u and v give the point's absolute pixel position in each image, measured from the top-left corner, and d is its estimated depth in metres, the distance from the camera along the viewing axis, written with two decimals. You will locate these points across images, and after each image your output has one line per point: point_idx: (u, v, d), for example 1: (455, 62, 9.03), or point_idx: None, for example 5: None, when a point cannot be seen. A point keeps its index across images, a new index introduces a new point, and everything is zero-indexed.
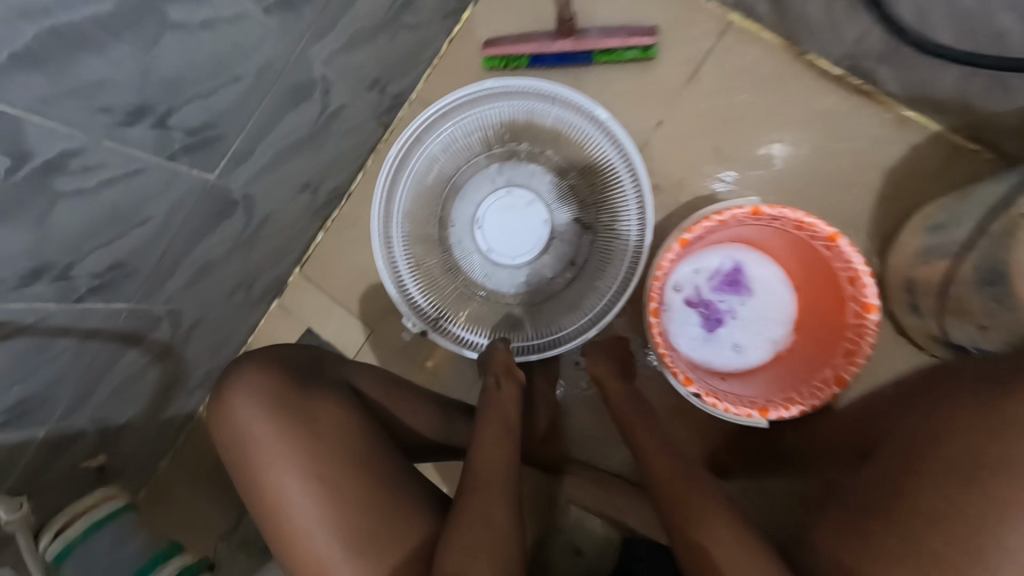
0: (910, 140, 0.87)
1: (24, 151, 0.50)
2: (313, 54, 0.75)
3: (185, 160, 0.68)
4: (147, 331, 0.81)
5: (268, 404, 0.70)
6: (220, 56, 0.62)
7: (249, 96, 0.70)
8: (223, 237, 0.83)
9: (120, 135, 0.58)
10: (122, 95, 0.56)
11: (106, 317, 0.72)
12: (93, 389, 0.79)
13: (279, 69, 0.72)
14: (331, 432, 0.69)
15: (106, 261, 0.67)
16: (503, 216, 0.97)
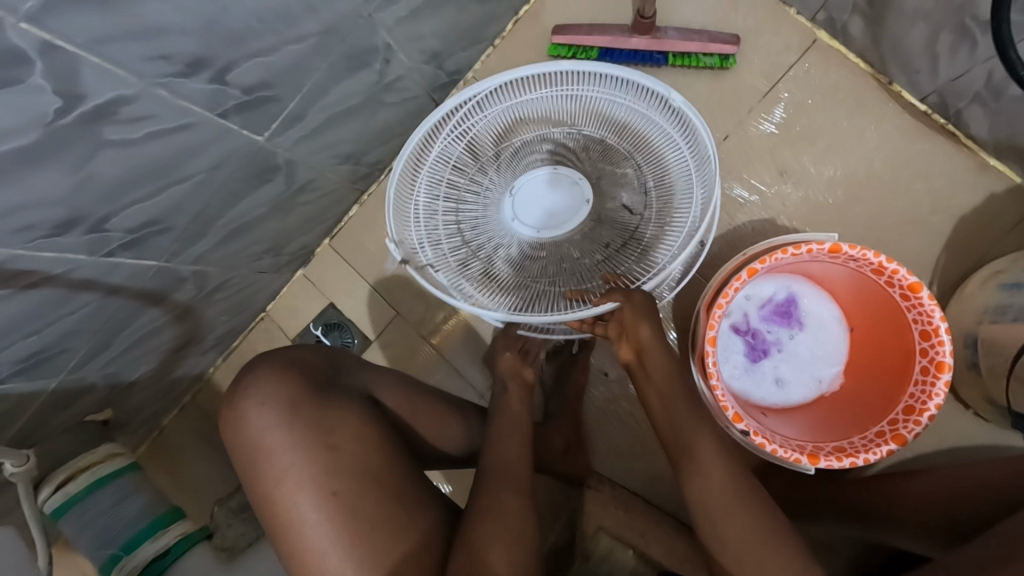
0: (988, 188, 0.83)
1: (74, 93, 0.46)
2: (379, 20, 0.71)
3: (236, 119, 0.63)
4: (171, 291, 0.77)
5: (285, 414, 0.64)
6: (290, 12, 0.58)
7: (311, 57, 0.65)
8: (259, 201, 0.79)
9: (175, 86, 0.54)
10: (184, 44, 0.51)
11: (132, 274, 0.68)
12: (110, 345, 0.75)
13: (345, 31, 0.67)
14: (350, 445, 0.64)
15: (140, 216, 0.62)
16: (544, 188, 0.88)
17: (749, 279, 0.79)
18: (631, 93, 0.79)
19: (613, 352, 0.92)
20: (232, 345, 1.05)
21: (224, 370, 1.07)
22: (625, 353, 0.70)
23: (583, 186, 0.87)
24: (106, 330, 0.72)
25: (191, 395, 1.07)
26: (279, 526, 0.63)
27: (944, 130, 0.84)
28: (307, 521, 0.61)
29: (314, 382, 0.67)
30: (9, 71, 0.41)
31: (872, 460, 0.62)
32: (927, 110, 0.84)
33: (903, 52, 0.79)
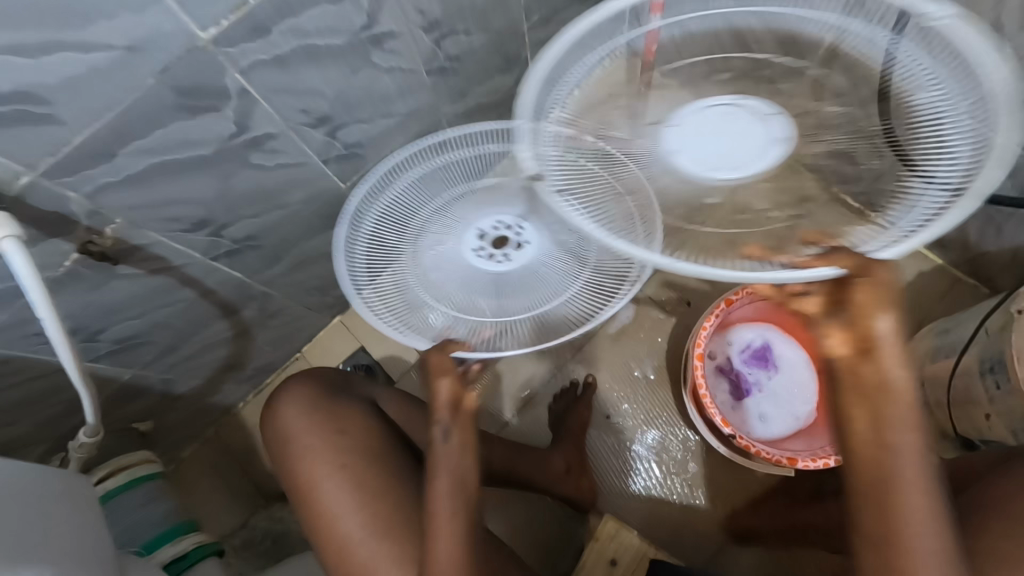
0: (918, 267, 1.03)
1: (244, 124, 0.66)
2: (444, 112, 0.95)
3: (332, 167, 0.83)
4: (241, 306, 0.91)
5: (307, 409, 0.75)
6: (389, 94, 0.81)
7: (392, 131, 0.88)
8: (326, 239, 0.96)
9: (303, 133, 0.74)
10: (319, 104, 0.73)
11: (222, 281, 0.83)
12: (180, 347, 0.86)
13: (418, 115, 0.90)
14: (358, 431, 0.74)
15: (246, 230, 0.79)
16: (719, 120, 0.52)
17: (728, 326, 0.94)
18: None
19: (615, 396, 1.03)
20: (265, 382, 1.14)
21: (252, 406, 1.13)
22: (836, 348, 0.53)
23: (779, 124, 0.52)
24: (183, 330, 0.84)
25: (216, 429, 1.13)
26: (309, 509, 0.70)
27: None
28: (331, 497, 0.69)
29: (331, 386, 0.78)
30: (215, 102, 0.61)
31: None
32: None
33: None
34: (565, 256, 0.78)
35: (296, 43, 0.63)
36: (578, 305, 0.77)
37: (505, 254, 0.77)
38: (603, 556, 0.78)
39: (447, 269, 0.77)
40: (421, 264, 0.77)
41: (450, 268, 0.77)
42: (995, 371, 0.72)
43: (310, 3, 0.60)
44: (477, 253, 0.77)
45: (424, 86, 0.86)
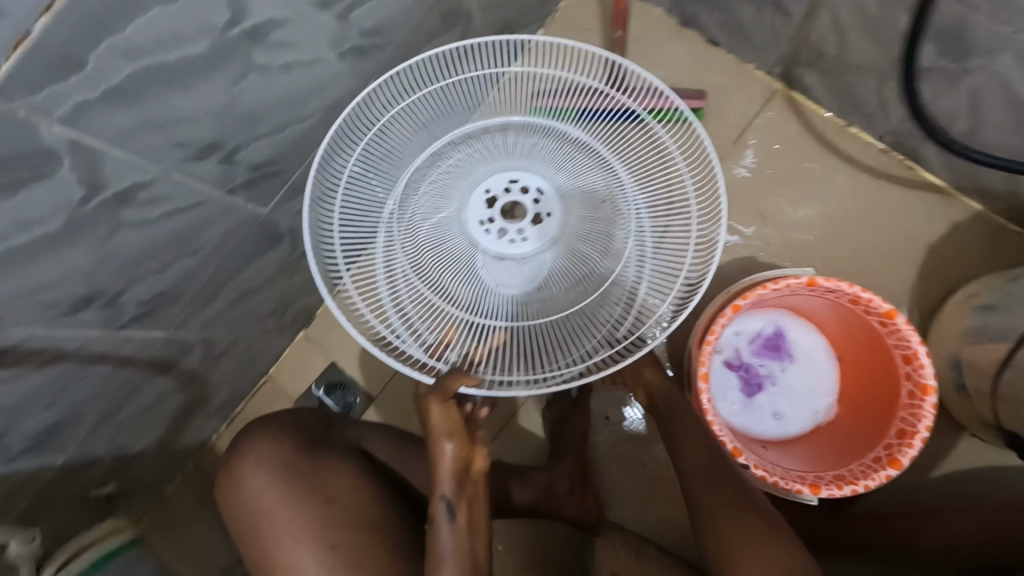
0: (953, 217, 0.88)
1: (98, 182, 0.50)
2: None
3: (242, 194, 0.68)
4: (178, 359, 0.79)
5: (275, 470, 0.64)
6: (294, 96, 0.64)
7: (311, 135, 0.72)
8: (267, 265, 0.82)
9: (189, 170, 0.59)
10: (199, 132, 0.56)
11: (145, 343, 0.71)
12: (118, 416, 0.76)
13: (337, 107, 0.72)
14: (348, 496, 0.64)
15: (159, 285, 0.66)
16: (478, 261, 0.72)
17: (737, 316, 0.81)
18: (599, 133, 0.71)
19: (613, 396, 0.94)
20: (236, 409, 1.05)
21: (227, 436, 1.06)
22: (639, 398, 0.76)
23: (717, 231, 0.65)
24: (117, 399, 0.74)
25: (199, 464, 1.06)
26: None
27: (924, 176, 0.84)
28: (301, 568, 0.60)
29: (307, 436, 0.68)
30: (42, 167, 0.45)
31: (871, 486, 0.66)
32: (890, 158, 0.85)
33: (856, 99, 0.86)
34: (584, 220, 0.71)
35: (134, 68, 0.46)
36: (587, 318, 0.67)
37: (519, 232, 0.73)
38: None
39: (447, 252, 0.71)
40: (420, 233, 0.70)
41: (451, 244, 0.71)
42: None
43: (133, 11, 0.42)
44: (484, 227, 0.73)
45: (341, 74, 0.69)
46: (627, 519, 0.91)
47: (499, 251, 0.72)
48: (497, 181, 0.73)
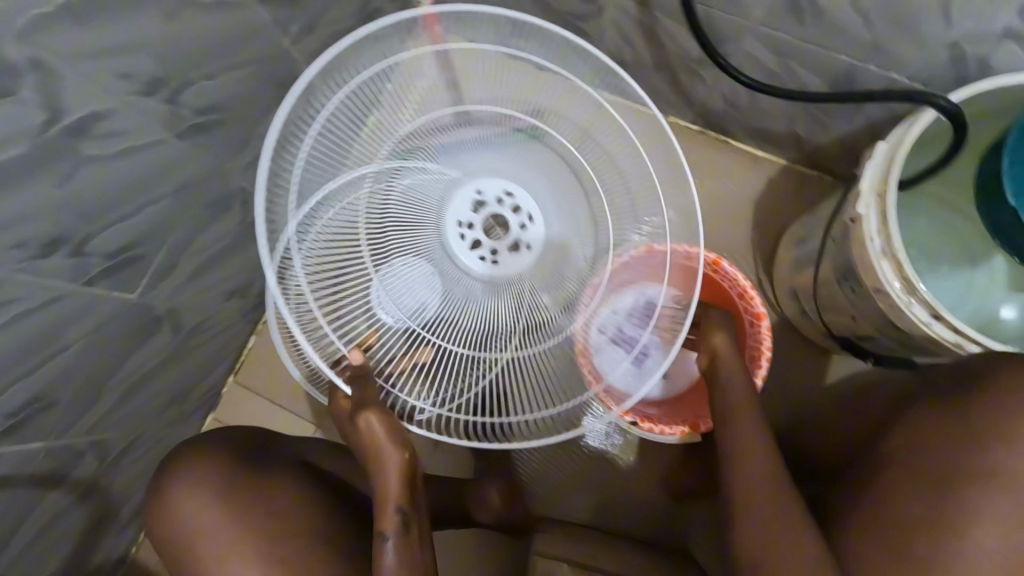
0: (765, 173, 1.04)
1: None
2: (225, 171, 0.79)
3: (104, 284, 0.68)
4: (70, 471, 0.77)
5: (208, 495, 0.65)
6: (139, 180, 0.66)
7: (167, 214, 0.73)
8: (154, 348, 0.82)
9: (36, 269, 0.58)
10: (39, 229, 0.57)
11: (21, 461, 0.68)
12: (3, 545, 0.71)
13: (189, 182, 0.74)
14: (289, 508, 0.67)
15: (28, 392, 0.64)
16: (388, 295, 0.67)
17: None
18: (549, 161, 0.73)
19: None
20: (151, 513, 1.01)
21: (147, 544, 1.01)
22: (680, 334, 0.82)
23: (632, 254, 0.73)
24: (1, 526, 0.69)
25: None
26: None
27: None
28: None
29: (239, 448, 0.70)
30: None
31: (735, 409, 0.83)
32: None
33: (665, 92, 1.00)
34: (549, 257, 0.73)
35: None
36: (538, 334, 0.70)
37: (492, 253, 0.72)
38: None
39: (411, 266, 0.68)
40: (390, 244, 0.67)
41: (424, 260, 0.69)
42: (847, 279, 0.77)
43: None
44: (461, 230, 0.71)
45: (186, 152, 0.71)
46: (555, 512, 0.96)
47: (462, 261, 0.71)
48: (493, 187, 0.72)
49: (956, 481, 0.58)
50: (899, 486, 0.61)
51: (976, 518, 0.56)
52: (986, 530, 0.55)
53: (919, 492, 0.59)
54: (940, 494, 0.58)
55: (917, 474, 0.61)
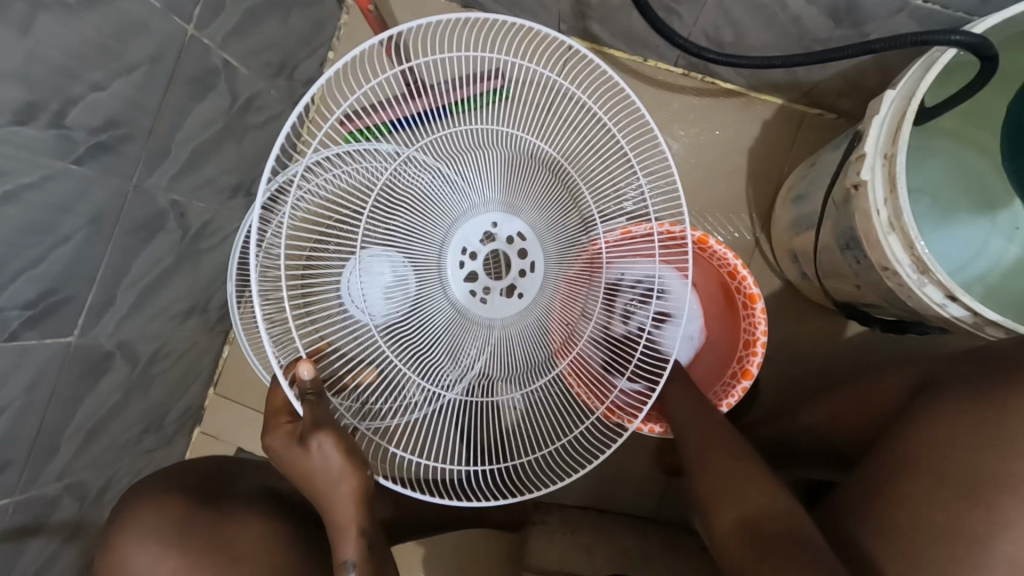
0: None
1: None
2: (209, 39, 0.61)
3: (95, 166, 0.53)
4: (101, 374, 0.63)
5: (166, 558, 0.43)
6: (110, 36, 0.49)
7: (157, 87, 0.56)
8: (160, 252, 0.65)
9: (9, 140, 0.45)
10: (4, 88, 0.43)
11: (35, 379, 0.55)
12: (59, 451, 0.61)
13: (178, 49, 0.57)
14: (269, 556, 0.45)
15: (28, 293, 0.51)
16: (383, 283, 0.56)
17: None
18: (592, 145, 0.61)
19: None
20: None
21: None
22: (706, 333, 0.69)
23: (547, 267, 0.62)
24: (38, 457, 0.59)
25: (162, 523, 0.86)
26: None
27: (826, 118, 0.76)
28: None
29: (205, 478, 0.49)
30: None
31: None
32: (803, 102, 0.76)
33: None
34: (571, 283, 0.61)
35: None
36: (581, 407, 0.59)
37: (485, 294, 0.61)
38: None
39: (414, 249, 0.58)
40: (389, 217, 0.56)
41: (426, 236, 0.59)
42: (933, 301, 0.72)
43: None
44: (460, 264, 0.61)
45: (154, 7, 0.53)
46: (569, 501, 0.80)
47: (453, 292, 0.60)
48: (508, 226, 0.62)
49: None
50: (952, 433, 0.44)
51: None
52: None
53: (974, 428, 0.43)
54: (1006, 435, 0.41)
55: (963, 417, 0.44)
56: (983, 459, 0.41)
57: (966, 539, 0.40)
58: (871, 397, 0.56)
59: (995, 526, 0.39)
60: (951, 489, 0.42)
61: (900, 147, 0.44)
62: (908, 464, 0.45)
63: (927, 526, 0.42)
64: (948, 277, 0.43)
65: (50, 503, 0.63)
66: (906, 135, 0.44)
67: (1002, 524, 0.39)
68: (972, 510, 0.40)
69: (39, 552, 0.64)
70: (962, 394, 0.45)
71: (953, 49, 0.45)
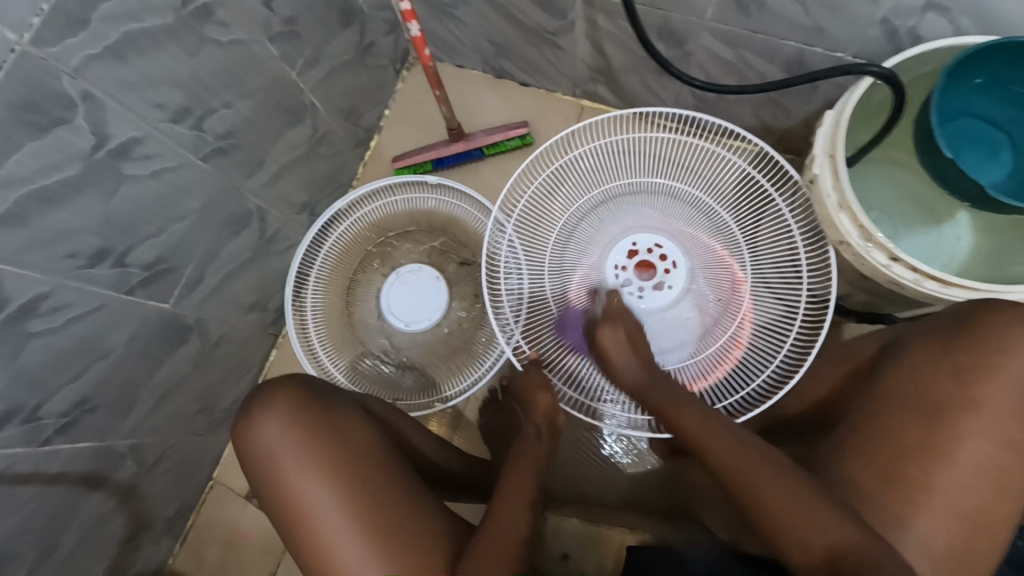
0: None
1: (103, 132, 0.53)
2: (303, 83, 0.79)
3: (213, 165, 0.68)
4: (180, 345, 0.74)
5: (289, 424, 0.58)
6: (241, 69, 0.67)
7: (263, 112, 0.73)
8: (241, 246, 0.78)
9: (166, 133, 0.60)
10: (173, 93, 0.59)
11: (134, 332, 0.66)
12: (134, 408, 0.70)
13: (282, 86, 0.75)
14: (358, 441, 0.59)
15: (149, 254, 0.64)
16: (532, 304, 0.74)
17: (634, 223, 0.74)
18: (711, 170, 0.71)
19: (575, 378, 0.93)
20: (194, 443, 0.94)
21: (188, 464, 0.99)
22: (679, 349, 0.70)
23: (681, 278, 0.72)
24: (119, 408, 0.68)
25: (194, 512, 0.91)
26: (300, 535, 0.56)
27: (795, 162, 0.91)
28: (324, 522, 0.55)
29: (311, 384, 0.62)
30: (59, 112, 0.49)
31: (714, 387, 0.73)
32: (777, 149, 0.91)
33: None
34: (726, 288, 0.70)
35: (119, 32, 0.51)
36: (761, 364, 0.67)
37: (640, 291, 0.73)
38: (551, 553, 0.66)
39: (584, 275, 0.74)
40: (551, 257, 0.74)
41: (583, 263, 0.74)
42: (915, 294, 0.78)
43: None
44: (617, 274, 0.73)
45: (272, 54, 0.71)
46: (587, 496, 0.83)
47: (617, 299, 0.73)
48: (646, 239, 0.73)
49: (998, 357, 0.49)
50: (924, 369, 0.51)
51: (994, 396, 0.48)
52: (993, 413, 0.48)
53: (941, 365, 0.51)
54: (966, 371, 0.50)
55: (930, 353, 0.52)
56: (950, 389, 0.50)
57: (927, 455, 0.48)
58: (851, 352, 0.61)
59: (949, 443, 0.48)
60: (916, 415, 0.50)
61: (838, 147, 0.58)
62: (886, 401, 0.52)
63: (898, 455, 0.49)
64: (887, 242, 0.56)
65: (116, 457, 0.71)
66: (841, 139, 0.58)
67: (955, 443, 0.48)
68: (942, 435, 0.49)
69: (98, 501, 0.71)
70: (924, 337, 0.54)
71: (871, 78, 0.60)
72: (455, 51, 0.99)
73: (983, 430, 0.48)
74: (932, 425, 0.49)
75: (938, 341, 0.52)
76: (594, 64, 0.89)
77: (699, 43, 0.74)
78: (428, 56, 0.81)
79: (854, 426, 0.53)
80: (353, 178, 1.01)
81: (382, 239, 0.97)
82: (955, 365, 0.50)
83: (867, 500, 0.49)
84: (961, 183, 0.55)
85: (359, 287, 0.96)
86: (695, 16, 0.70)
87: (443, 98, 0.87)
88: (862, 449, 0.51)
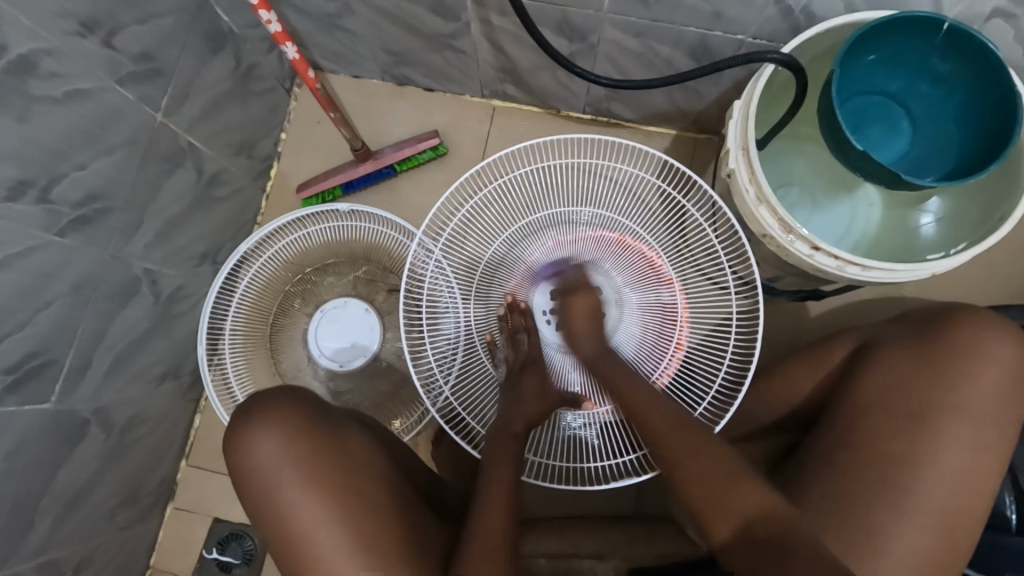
0: None
1: None
2: (175, 123, 0.69)
3: (77, 239, 0.59)
4: (77, 443, 0.65)
5: (289, 442, 0.53)
6: (91, 122, 0.57)
7: (131, 166, 0.63)
8: (134, 317, 0.69)
9: (4, 214, 0.51)
10: (1, 168, 0.50)
11: (14, 445, 0.57)
12: (33, 526, 0.62)
13: (149, 132, 0.65)
14: (361, 465, 0.55)
15: (13, 356, 0.55)
16: (462, 351, 0.72)
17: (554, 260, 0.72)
18: (630, 195, 0.71)
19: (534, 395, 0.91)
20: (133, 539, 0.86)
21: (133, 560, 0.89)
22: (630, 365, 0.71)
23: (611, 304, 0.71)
24: (12, 530, 0.59)
25: None
26: (293, 554, 0.52)
27: (713, 141, 0.91)
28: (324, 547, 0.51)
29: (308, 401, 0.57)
30: None
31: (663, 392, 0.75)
32: (693, 129, 0.90)
33: None
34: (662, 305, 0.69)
35: None
36: (700, 383, 0.68)
37: None
38: None
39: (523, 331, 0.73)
40: (478, 295, 0.72)
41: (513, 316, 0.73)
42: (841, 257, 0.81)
43: None
44: (547, 319, 0.72)
45: (129, 99, 0.61)
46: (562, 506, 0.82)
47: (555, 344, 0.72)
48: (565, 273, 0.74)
49: (973, 365, 0.52)
50: (906, 370, 0.54)
51: (968, 403, 0.51)
52: (968, 419, 0.51)
53: (923, 368, 0.53)
54: (946, 376, 0.52)
55: (905, 353, 0.55)
56: (937, 395, 0.52)
57: (912, 458, 0.50)
58: (823, 357, 0.63)
59: (931, 449, 0.50)
60: (900, 420, 0.52)
61: (749, 140, 0.57)
62: (874, 403, 0.54)
63: (884, 461, 0.51)
64: (807, 232, 0.55)
65: None
66: (752, 131, 0.57)
67: (936, 450, 0.50)
68: (925, 439, 0.51)
69: None
70: (903, 337, 0.57)
71: (772, 64, 0.59)
72: (349, 61, 0.91)
73: (961, 434, 0.50)
74: (919, 432, 0.51)
75: (916, 348, 0.55)
76: (499, 63, 0.83)
77: (603, 34, 0.71)
78: (313, 78, 0.74)
79: (848, 430, 0.54)
80: (258, 214, 0.92)
81: (300, 276, 0.90)
82: (932, 370, 0.53)
83: (860, 506, 0.50)
84: (873, 171, 0.55)
85: (283, 333, 0.88)
86: (593, 9, 0.66)
87: (340, 119, 0.81)
88: (858, 453, 0.52)
